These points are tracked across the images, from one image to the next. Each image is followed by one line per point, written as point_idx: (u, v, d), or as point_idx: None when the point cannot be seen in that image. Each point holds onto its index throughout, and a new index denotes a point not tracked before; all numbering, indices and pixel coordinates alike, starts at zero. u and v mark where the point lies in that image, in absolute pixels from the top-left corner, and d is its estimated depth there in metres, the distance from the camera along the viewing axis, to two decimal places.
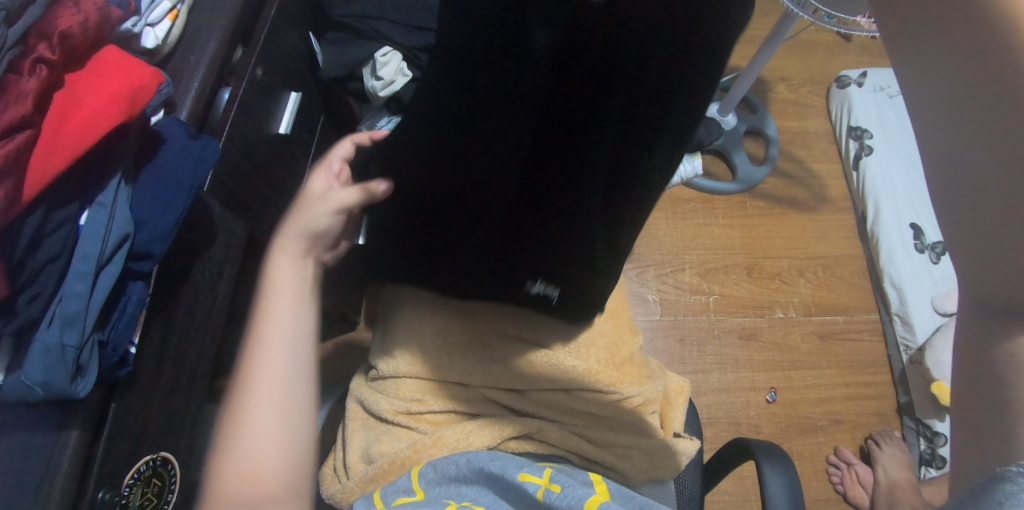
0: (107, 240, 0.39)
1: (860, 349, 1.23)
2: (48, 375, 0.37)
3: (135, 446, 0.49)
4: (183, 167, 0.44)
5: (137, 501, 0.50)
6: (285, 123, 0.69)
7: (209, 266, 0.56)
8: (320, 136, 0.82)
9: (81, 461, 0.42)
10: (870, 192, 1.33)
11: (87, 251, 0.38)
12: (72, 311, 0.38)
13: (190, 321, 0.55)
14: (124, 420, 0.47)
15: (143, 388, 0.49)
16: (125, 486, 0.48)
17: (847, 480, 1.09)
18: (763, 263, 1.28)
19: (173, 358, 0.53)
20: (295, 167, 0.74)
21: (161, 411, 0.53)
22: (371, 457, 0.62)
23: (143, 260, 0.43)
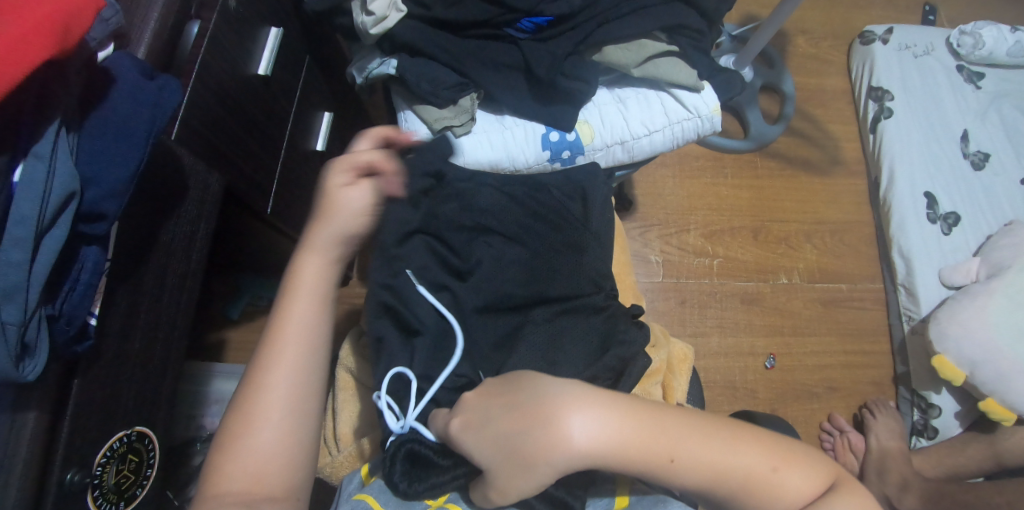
0: (48, 201, 0.33)
1: (862, 317, 1.21)
2: None
3: (105, 423, 0.44)
4: (139, 114, 0.38)
5: (111, 480, 0.46)
6: (265, 64, 0.62)
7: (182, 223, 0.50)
8: (306, 78, 0.74)
9: (41, 447, 0.38)
10: (886, 155, 1.27)
11: (24, 213, 0.32)
12: (9, 283, 0.32)
13: (163, 283, 0.49)
14: (90, 396, 0.42)
15: (111, 359, 0.44)
16: (96, 466, 0.44)
17: (838, 446, 1.08)
18: (770, 227, 1.24)
19: (145, 327, 0.48)
20: (278, 112, 0.67)
21: (134, 383, 0.48)
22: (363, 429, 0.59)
23: (98, 223, 0.38)
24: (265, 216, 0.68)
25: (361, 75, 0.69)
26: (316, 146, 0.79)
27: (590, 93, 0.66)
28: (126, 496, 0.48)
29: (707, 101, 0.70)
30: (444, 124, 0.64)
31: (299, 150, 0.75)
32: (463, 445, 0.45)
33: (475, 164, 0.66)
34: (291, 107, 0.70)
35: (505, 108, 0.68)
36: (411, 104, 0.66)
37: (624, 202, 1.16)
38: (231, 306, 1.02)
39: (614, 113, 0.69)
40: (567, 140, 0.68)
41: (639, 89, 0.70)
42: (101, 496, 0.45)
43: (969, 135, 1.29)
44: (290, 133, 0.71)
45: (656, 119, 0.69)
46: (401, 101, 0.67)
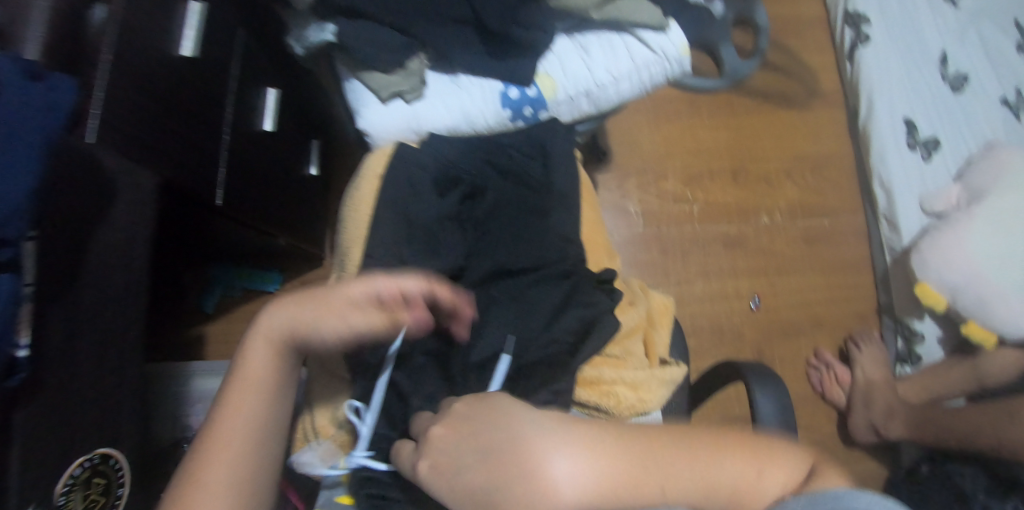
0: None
1: (844, 252, 1.20)
2: None
3: (62, 453, 0.42)
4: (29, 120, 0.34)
5: (79, 507, 0.44)
6: (189, 44, 0.56)
7: (115, 228, 0.46)
8: (242, 52, 0.68)
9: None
10: (864, 83, 1.23)
11: None
12: None
13: (104, 298, 0.45)
14: (38, 430, 0.39)
15: (57, 387, 0.41)
16: (59, 494, 0.42)
17: (826, 381, 1.10)
18: (750, 167, 1.21)
19: (90, 348, 0.44)
20: (214, 94, 0.62)
21: (92, 407, 0.45)
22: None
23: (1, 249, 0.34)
24: (217, 209, 0.64)
25: (301, 45, 0.62)
26: (265, 125, 0.74)
27: (549, 42, 0.62)
28: None
29: (673, 41, 0.65)
30: (393, 91, 0.60)
31: (246, 132, 0.70)
32: (430, 489, 0.38)
33: (430, 130, 0.63)
34: (229, 87, 0.65)
35: (457, 66, 0.62)
36: (356, 72, 0.62)
37: (599, 153, 1.13)
38: (206, 301, 0.99)
39: (577, 63, 0.64)
40: (528, 96, 0.63)
41: (602, 34, 0.66)
42: None
43: (947, 57, 1.25)
44: (232, 114, 0.66)
45: (622, 65, 0.65)
46: (345, 70, 0.63)
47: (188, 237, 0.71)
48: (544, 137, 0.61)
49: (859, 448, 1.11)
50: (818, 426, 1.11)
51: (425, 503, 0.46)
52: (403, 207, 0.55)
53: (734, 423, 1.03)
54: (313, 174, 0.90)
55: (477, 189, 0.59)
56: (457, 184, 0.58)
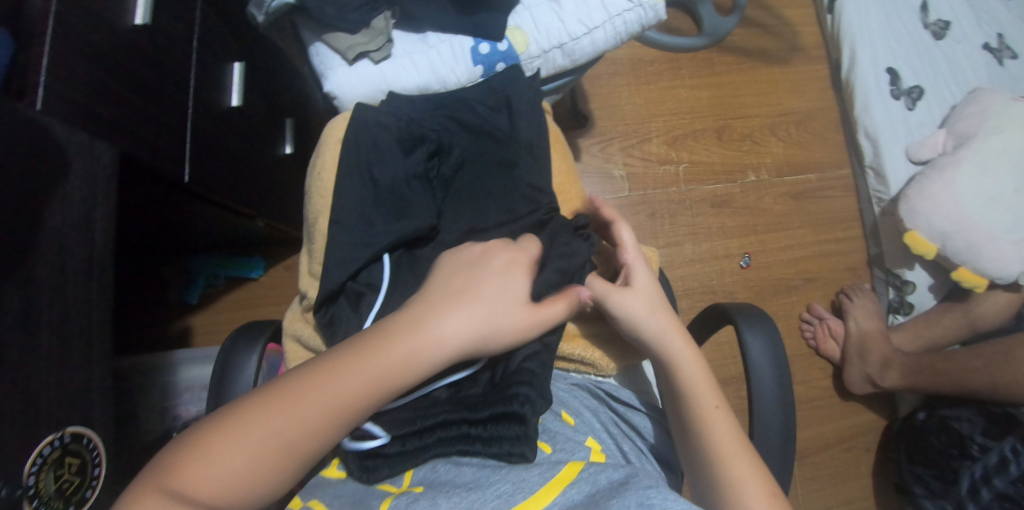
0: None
1: (832, 205, 1.19)
2: None
3: (30, 432, 0.40)
4: None
5: (52, 487, 0.42)
6: (142, 12, 0.53)
7: (76, 205, 0.44)
8: (200, 23, 0.66)
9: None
10: (845, 34, 1.21)
11: None
12: None
13: (65, 273, 0.43)
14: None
15: (15, 366, 0.39)
16: (29, 474, 0.40)
17: (819, 334, 1.09)
18: (733, 125, 1.19)
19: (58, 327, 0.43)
20: (173, 67, 0.59)
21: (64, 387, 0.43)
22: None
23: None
24: (184, 185, 0.61)
25: (261, 12, 0.60)
26: (233, 101, 0.72)
27: None
28: (72, 499, 0.44)
29: None
30: (359, 51, 0.58)
31: (213, 108, 0.67)
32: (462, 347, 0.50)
33: (400, 91, 0.60)
34: (190, 60, 0.63)
35: (424, 24, 0.61)
36: (320, 34, 0.59)
37: (580, 118, 1.11)
38: (188, 291, 0.97)
39: (548, 14, 0.63)
40: (499, 51, 0.61)
41: None
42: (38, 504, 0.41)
43: (927, 4, 1.24)
44: (195, 87, 0.63)
45: (595, 14, 0.63)
46: (309, 33, 0.60)
47: (158, 218, 0.69)
48: (507, 87, 0.58)
49: (854, 399, 1.11)
50: (813, 381, 1.11)
51: (413, 484, 0.45)
52: (367, 170, 0.54)
53: (730, 383, 1.03)
54: (288, 153, 0.87)
55: (443, 146, 0.56)
56: (423, 142, 0.56)
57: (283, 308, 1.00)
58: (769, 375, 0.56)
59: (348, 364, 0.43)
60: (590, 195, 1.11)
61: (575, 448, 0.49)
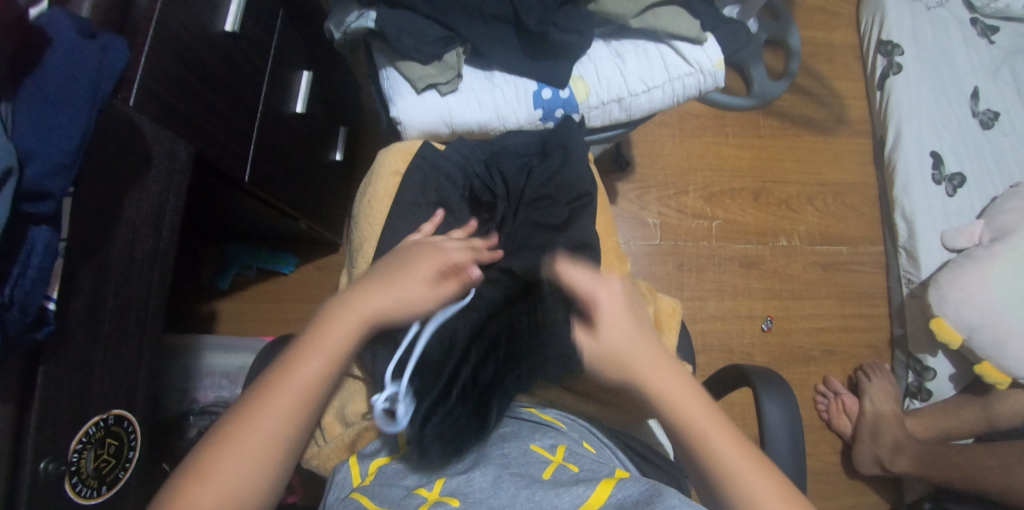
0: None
1: (860, 280, 1.19)
2: None
3: (78, 408, 0.42)
4: (76, 79, 0.34)
5: (92, 466, 0.44)
6: (232, 20, 0.56)
7: (147, 201, 0.46)
8: (280, 34, 0.69)
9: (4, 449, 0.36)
10: (893, 113, 1.22)
11: None
12: None
13: (131, 262, 0.45)
14: (57, 390, 0.39)
15: (79, 348, 0.41)
16: (73, 451, 0.42)
17: (833, 409, 1.08)
18: (772, 188, 1.20)
19: (116, 312, 0.45)
20: (251, 72, 0.63)
21: (111, 368, 0.45)
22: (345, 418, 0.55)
23: (44, 201, 0.34)
24: (244, 185, 0.64)
25: (339, 31, 0.63)
26: (298, 107, 0.75)
27: (584, 47, 0.62)
28: (108, 479, 0.46)
29: (710, 55, 0.66)
30: (429, 82, 0.60)
31: (279, 114, 0.71)
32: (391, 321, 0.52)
33: (462, 125, 0.63)
34: (266, 68, 0.66)
35: (495, 63, 0.63)
36: (393, 60, 0.62)
37: (620, 162, 1.12)
38: (221, 277, 1.00)
39: (611, 68, 0.65)
40: (561, 98, 0.63)
41: (637, 42, 0.66)
42: (80, 482, 0.43)
43: (979, 92, 1.24)
44: (267, 92, 0.67)
45: (656, 74, 0.65)
46: (382, 58, 0.63)
47: (209, 210, 0.72)
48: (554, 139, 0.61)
49: (861, 479, 1.09)
50: (821, 455, 1.09)
51: (443, 495, 0.43)
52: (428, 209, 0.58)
53: None
54: (339, 160, 0.90)
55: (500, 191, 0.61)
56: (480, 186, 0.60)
57: (308, 307, 1.02)
58: (784, 441, 0.56)
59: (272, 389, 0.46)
60: (621, 239, 1.13)
61: (599, 466, 0.48)
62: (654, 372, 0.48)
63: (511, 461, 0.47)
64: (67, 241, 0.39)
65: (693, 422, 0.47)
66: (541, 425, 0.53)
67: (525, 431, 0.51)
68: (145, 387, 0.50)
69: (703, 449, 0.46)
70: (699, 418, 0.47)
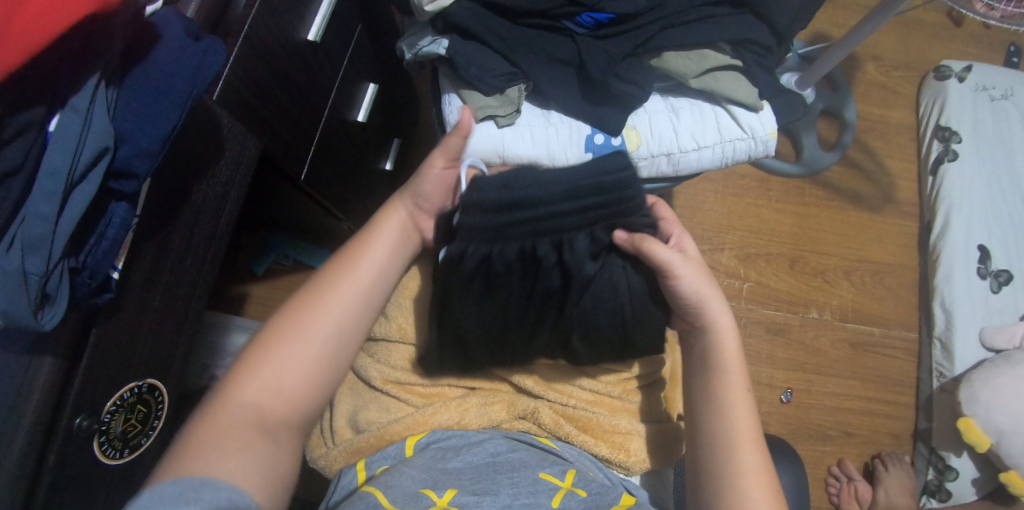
0: (79, 156, 0.33)
1: (889, 365, 1.15)
2: (7, 304, 0.32)
3: (119, 372, 0.45)
4: (178, 77, 0.37)
5: (119, 428, 0.46)
6: (316, 30, 0.60)
7: (214, 187, 0.49)
8: (355, 46, 0.73)
9: (50, 403, 0.38)
10: (943, 199, 1.20)
11: (54, 167, 0.32)
12: (37, 235, 0.32)
13: (189, 242, 0.48)
14: (102, 354, 0.42)
15: (129, 317, 0.44)
16: (106, 412, 0.44)
17: (844, 494, 1.04)
18: (808, 258, 1.19)
19: (166, 287, 0.47)
20: (323, 79, 0.66)
21: (150, 340, 0.48)
22: (358, 426, 0.56)
23: (130, 180, 0.38)
24: (299, 183, 0.67)
25: (410, 52, 0.67)
26: (360, 117, 0.78)
27: (643, 99, 0.64)
28: (131, 445, 0.49)
29: (764, 123, 0.67)
30: (488, 113, 0.63)
31: (341, 120, 0.74)
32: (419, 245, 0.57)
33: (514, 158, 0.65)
34: (337, 76, 0.70)
35: (552, 104, 0.65)
36: (457, 88, 0.64)
37: None
38: (258, 262, 1.03)
39: (664, 123, 0.66)
40: (612, 144, 0.65)
41: (694, 101, 0.68)
42: (107, 442, 0.45)
43: None
44: (334, 99, 0.70)
45: (708, 134, 0.66)
46: (447, 83, 0.66)
47: (260, 200, 0.75)
48: (612, 165, 0.47)
49: None
50: None
51: (453, 504, 0.45)
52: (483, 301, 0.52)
53: None
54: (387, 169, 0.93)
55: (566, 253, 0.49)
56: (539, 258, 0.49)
57: None
58: None
59: (331, 281, 0.51)
60: None
61: (605, 491, 0.50)
62: (725, 374, 0.53)
63: (520, 487, 0.48)
64: (142, 216, 0.43)
65: (734, 433, 0.51)
66: (550, 455, 0.53)
67: (536, 459, 0.51)
68: (179, 359, 0.53)
69: (731, 460, 0.50)
70: (742, 432, 0.51)
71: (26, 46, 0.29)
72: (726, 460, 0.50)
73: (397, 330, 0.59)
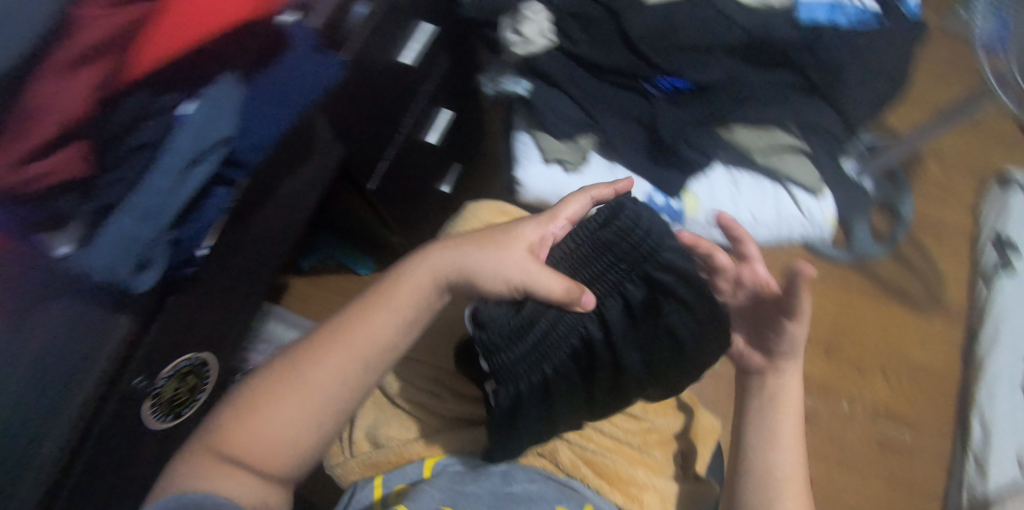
0: (204, 141, 0.37)
1: (916, 472, 1.11)
2: (116, 262, 0.35)
3: (178, 344, 0.48)
4: (297, 84, 0.43)
5: (168, 395, 0.49)
6: (410, 55, 0.64)
7: (293, 186, 0.52)
8: (439, 74, 0.77)
9: (112, 366, 0.40)
10: (995, 314, 1.18)
11: (183, 147, 0.36)
12: (155, 203, 0.36)
13: (263, 233, 0.52)
14: (171, 324, 0.45)
15: (200, 295, 0.47)
16: (161, 378, 0.47)
17: None
18: (845, 346, 1.17)
19: (235, 272, 0.51)
20: (406, 100, 0.70)
21: (210, 318, 0.51)
22: (379, 440, 0.59)
23: (235, 166, 0.42)
24: (366, 192, 0.71)
25: (492, 86, 0.71)
26: (431, 139, 0.82)
27: (704, 165, 0.67)
28: (173, 412, 0.51)
29: (823, 208, 0.68)
30: (557, 158, 0.66)
31: (413, 139, 0.78)
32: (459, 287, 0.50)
33: None
34: (418, 99, 0.73)
35: (618, 158, 0.68)
36: (531, 128, 0.68)
37: None
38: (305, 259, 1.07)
39: (723, 194, 0.69)
40: (670, 207, 0.67)
41: (756, 176, 0.70)
42: (155, 405, 0.48)
43: None
44: (412, 120, 0.74)
45: (764, 211, 0.68)
46: (522, 122, 0.69)
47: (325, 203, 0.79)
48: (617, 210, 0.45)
49: None
50: None
51: None
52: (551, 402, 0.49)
53: None
54: (444, 191, 0.96)
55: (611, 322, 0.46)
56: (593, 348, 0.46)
57: None
58: None
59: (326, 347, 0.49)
60: None
61: None
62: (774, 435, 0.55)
63: None
64: (236, 205, 0.46)
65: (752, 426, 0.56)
66: (565, 495, 0.54)
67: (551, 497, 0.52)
68: (228, 339, 0.56)
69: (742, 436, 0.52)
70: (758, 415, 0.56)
71: (195, 38, 0.33)
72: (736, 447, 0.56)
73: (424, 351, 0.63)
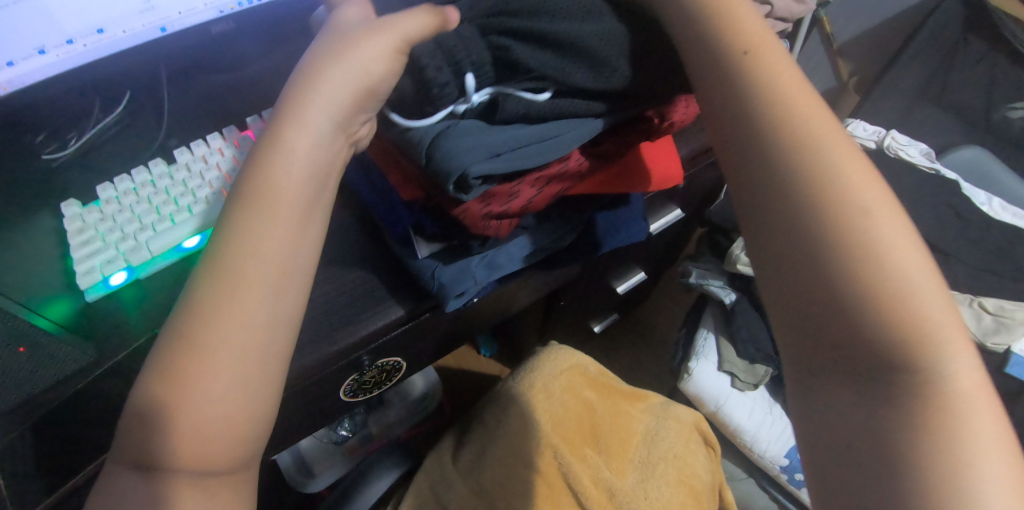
0: (549, 240, 0.56)
1: None
2: (452, 281, 0.51)
3: (402, 346, 0.59)
4: (624, 228, 0.61)
5: (364, 377, 0.60)
6: (659, 224, 0.78)
7: (538, 289, 0.68)
8: (663, 243, 0.89)
9: (375, 333, 0.54)
10: None
11: (541, 237, 0.55)
12: (499, 261, 0.54)
13: (498, 305, 0.65)
14: (414, 331, 0.58)
15: (445, 324, 0.61)
16: (373, 364, 0.58)
17: None
18: None
19: (470, 318, 0.64)
20: (630, 256, 0.83)
21: (431, 341, 0.63)
22: (480, 477, 0.68)
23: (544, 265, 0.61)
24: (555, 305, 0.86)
25: (697, 278, 0.86)
26: (618, 287, 0.90)
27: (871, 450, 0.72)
28: (360, 391, 0.62)
29: None
30: (731, 370, 0.80)
31: (611, 282, 0.88)
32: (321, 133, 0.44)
33: (733, 412, 0.80)
34: (639, 256, 0.86)
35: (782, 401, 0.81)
36: (718, 334, 0.84)
37: None
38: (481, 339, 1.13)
39: None
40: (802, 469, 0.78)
41: None
42: (355, 381, 0.59)
43: None
44: (623, 268, 0.86)
45: None
46: (713, 325, 0.85)
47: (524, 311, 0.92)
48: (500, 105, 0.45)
49: None
50: None
51: None
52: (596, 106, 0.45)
53: None
54: (596, 330, 1.02)
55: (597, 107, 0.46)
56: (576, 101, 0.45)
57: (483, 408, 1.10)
58: None
59: (230, 265, 0.40)
60: None
61: None
62: None
63: None
64: (511, 290, 0.63)
65: (907, 306, 0.36)
66: None
67: None
68: (422, 363, 0.67)
69: (788, 228, 0.39)
70: (846, 172, 0.39)
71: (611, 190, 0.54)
72: (812, 263, 0.38)
73: (526, 416, 0.71)
